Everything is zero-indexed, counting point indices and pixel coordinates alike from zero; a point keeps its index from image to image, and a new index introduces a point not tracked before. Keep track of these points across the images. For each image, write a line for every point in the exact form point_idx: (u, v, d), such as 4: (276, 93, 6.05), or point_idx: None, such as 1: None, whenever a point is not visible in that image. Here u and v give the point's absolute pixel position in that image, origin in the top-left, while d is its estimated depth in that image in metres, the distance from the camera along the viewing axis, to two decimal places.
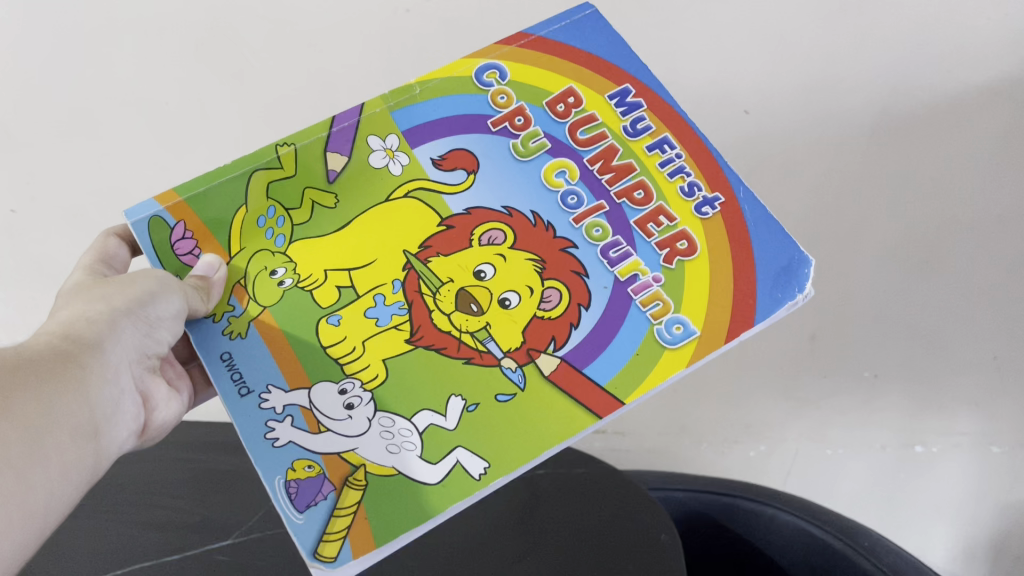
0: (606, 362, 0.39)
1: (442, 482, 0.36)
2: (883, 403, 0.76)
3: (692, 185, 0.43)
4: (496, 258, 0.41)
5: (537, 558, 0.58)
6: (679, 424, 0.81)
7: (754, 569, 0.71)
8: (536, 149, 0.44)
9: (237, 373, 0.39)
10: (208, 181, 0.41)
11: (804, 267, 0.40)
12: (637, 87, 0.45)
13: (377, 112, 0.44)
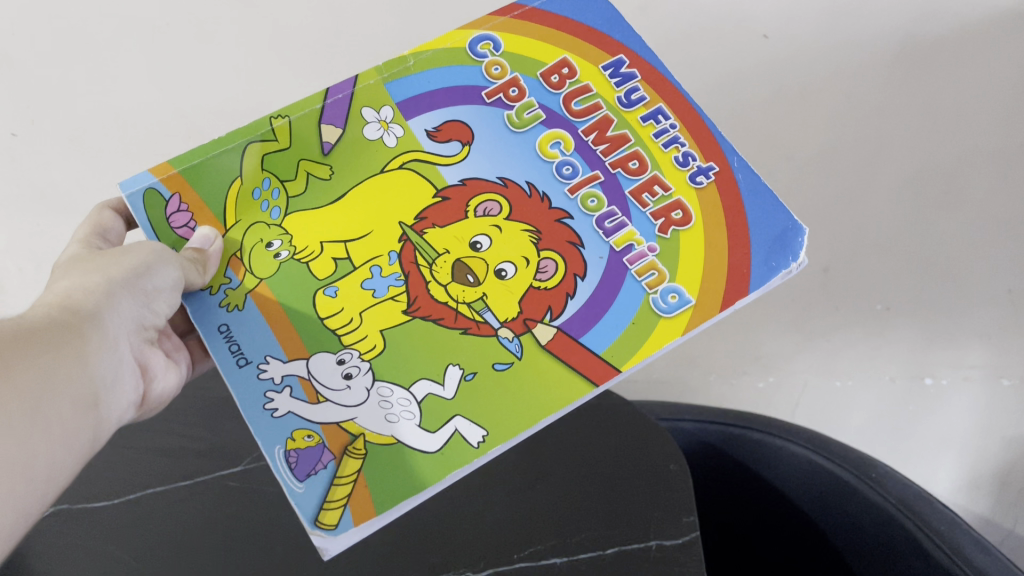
0: (601, 332, 0.40)
1: (441, 451, 0.36)
2: (894, 335, 0.76)
3: (687, 155, 0.44)
4: (492, 229, 0.42)
5: (548, 485, 0.61)
6: (687, 355, 0.81)
7: (757, 497, 0.72)
8: (530, 120, 0.44)
9: (235, 344, 0.39)
10: (203, 154, 0.41)
11: (797, 235, 0.41)
12: (632, 58, 0.46)
13: (371, 83, 0.44)
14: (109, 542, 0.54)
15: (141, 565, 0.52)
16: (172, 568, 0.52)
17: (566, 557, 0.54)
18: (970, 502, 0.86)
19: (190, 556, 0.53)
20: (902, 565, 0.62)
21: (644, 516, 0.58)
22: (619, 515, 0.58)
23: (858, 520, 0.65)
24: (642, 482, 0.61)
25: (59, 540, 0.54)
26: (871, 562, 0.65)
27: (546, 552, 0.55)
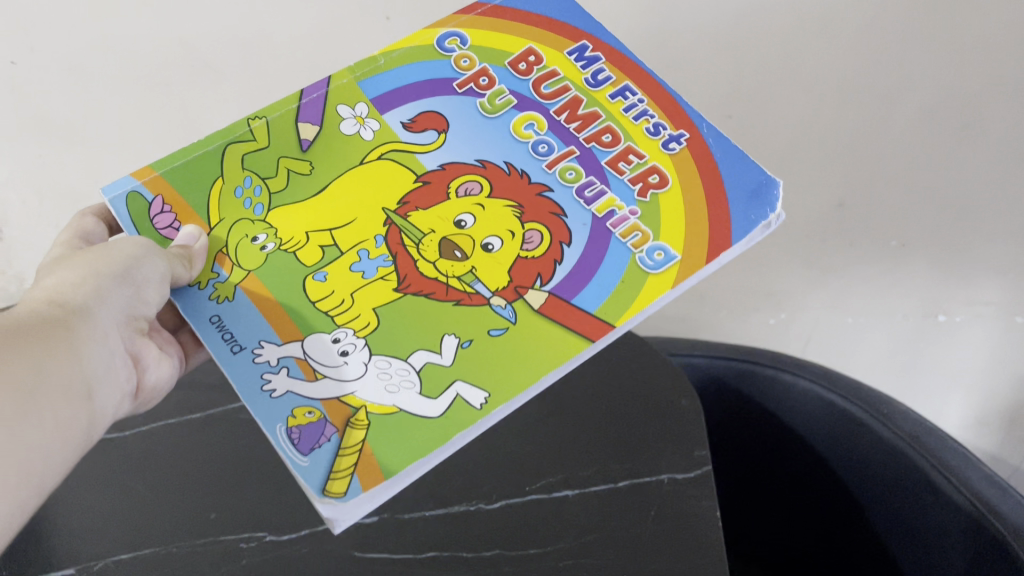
0: (593, 291, 0.40)
1: (444, 415, 0.36)
2: (909, 271, 0.75)
3: (657, 125, 0.46)
4: (475, 207, 0.43)
5: (558, 418, 0.64)
6: (698, 292, 0.81)
7: (766, 431, 0.74)
8: (502, 105, 0.46)
9: (228, 332, 0.39)
10: (183, 158, 0.44)
11: (772, 187, 0.42)
12: (594, 42, 0.49)
13: (344, 82, 0.47)
14: (125, 473, 0.57)
15: (158, 496, 0.55)
16: (188, 499, 0.55)
17: (579, 490, 0.57)
18: (976, 437, 0.86)
19: (206, 491, 0.55)
20: (914, 504, 0.62)
21: (655, 451, 0.61)
22: (632, 450, 0.61)
23: (871, 459, 0.65)
24: (653, 414, 0.64)
25: (81, 470, 0.57)
26: (885, 504, 0.65)
27: (560, 484, 0.58)
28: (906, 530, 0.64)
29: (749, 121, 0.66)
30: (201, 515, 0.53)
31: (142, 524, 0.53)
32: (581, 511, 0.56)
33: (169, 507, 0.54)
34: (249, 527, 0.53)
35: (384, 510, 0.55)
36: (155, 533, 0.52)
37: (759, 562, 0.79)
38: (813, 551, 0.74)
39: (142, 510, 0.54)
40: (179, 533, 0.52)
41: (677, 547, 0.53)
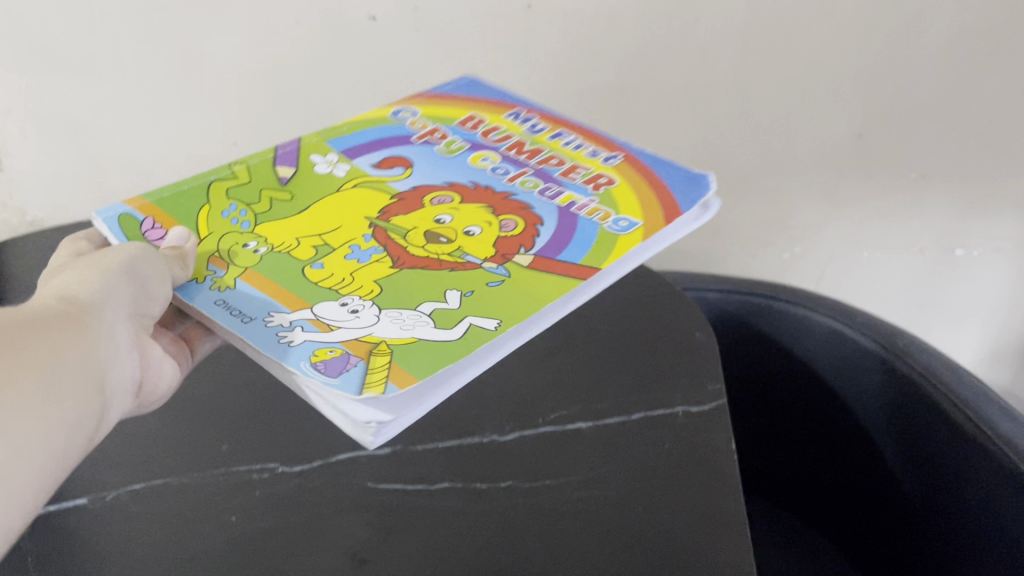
0: (574, 249, 0.46)
1: (462, 336, 0.38)
2: (929, 201, 0.82)
3: (595, 150, 0.56)
4: (450, 210, 0.49)
5: (570, 351, 0.62)
6: (711, 226, 0.84)
7: (777, 368, 0.73)
8: (457, 149, 0.56)
9: (235, 309, 0.40)
10: (173, 188, 0.49)
11: (704, 178, 0.52)
12: (528, 108, 0.61)
13: (314, 142, 0.55)
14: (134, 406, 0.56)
15: (169, 429, 0.54)
16: (197, 430, 0.54)
17: (593, 422, 0.55)
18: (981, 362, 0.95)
19: (216, 424, 0.54)
20: (918, 428, 0.63)
21: (670, 384, 0.59)
22: (647, 381, 0.59)
23: (878, 386, 0.66)
24: (669, 347, 0.62)
25: None
26: (887, 429, 0.66)
27: (574, 417, 0.56)
28: (908, 453, 0.64)
29: (769, 43, 0.71)
30: (213, 448, 0.52)
31: (153, 457, 0.52)
32: (592, 442, 0.54)
33: (180, 439, 0.53)
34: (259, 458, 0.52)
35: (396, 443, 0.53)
36: (167, 464, 0.51)
37: (772, 497, 0.80)
38: (820, 482, 0.75)
39: (152, 443, 0.53)
40: (191, 464, 0.51)
41: (697, 485, 0.50)
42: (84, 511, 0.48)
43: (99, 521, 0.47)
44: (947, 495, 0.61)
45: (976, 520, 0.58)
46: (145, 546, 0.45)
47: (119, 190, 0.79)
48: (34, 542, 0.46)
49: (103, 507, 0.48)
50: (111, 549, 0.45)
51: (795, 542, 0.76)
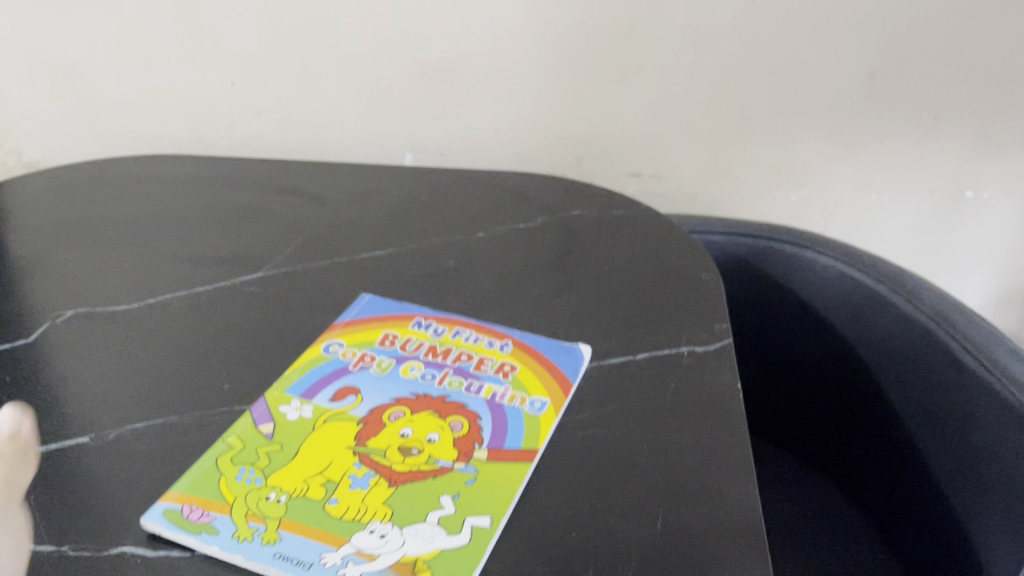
0: (511, 437, 0.49)
1: (470, 538, 0.42)
2: (940, 142, 0.83)
3: (487, 341, 0.59)
4: (406, 425, 0.50)
5: (574, 291, 0.64)
6: (719, 168, 0.88)
7: (789, 314, 0.77)
8: (388, 365, 0.56)
9: (291, 555, 0.40)
10: (184, 478, 0.45)
11: (579, 347, 0.57)
12: (426, 316, 0.62)
13: (275, 393, 0.53)
14: (133, 345, 0.58)
15: (171, 368, 0.55)
16: (199, 373, 0.55)
17: (596, 362, 0.56)
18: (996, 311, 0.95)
19: (217, 364, 0.56)
20: (926, 371, 0.63)
21: (674, 325, 0.60)
22: (652, 323, 0.60)
23: (889, 332, 0.67)
24: (674, 284, 0.65)
25: (83, 341, 0.58)
26: (896, 374, 0.67)
27: (578, 344, 0.58)
28: (915, 395, 0.65)
29: None
30: (214, 385, 0.54)
31: (155, 394, 0.53)
32: (597, 380, 0.54)
33: (182, 377, 0.54)
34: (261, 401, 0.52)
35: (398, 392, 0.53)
36: (170, 402, 0.52)
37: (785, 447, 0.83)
38: (833, 432, 0.76)
39: (154, 381, 0.54)
40: (196, 402, 0.52)
41: (701, 418, 0.50)
42: (89, 448, 0.48)
43: (98, 458, 0.47)
44: (950, 432, 0.61)
45: (978, 456, 0.58)
46: (151, 483, 0.45)
47: (183, 125, 0.91)
48: (42, 478, 0.46)
49: (108, 443, 0.48)
50: (118, 486, 0.45)
51: (807, 489, 0.77)
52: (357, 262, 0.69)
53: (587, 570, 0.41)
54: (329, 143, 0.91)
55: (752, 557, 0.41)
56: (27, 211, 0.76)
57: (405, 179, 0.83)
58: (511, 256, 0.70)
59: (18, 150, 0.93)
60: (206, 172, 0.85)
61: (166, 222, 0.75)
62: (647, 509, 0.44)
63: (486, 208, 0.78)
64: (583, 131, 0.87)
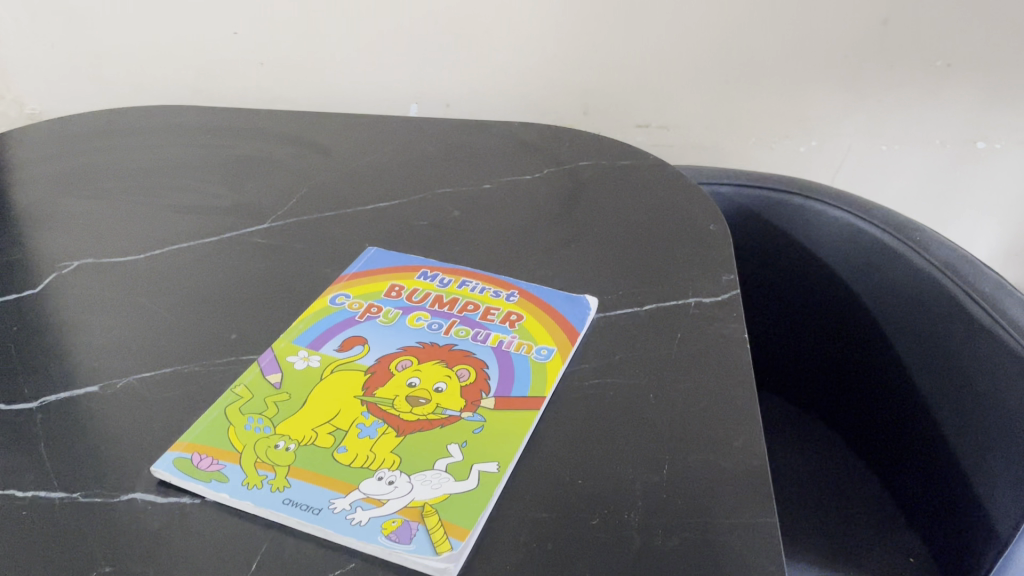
0: (518, 385, 0.49)
1: (478, 484, 0.42)
2: (952, 89, 0.83)
3: (494, 291, 0.59)
4: (413, 375, 0.50)
5: (583, 241, 0.64)
6: (727, 117, 0.88)
7: (799, 264, 0.79)
8: (394, 315, 0.56)
9: (301, 502, 0.41)
10: (193, 428, 0.45)
11: (584, 298, 0.57)
12: (432, 267, 0.61)
13: (282, 344, 0.53)
14: (139, 295, 0.57)
15: (177, 318, 0.55)
16: (208, 322, 0.55)
17: (603, 314, 0.56)
18: (1000, 258, 0.97)
19: (223, 315, 0.56)
20: (933, 321, 0.64)
21: (683, 274, 0.60)
22: (661, 271, 0.60)
23: (897, 284, 0.68)
24: (683, 232, 0.65)
25: (88, 291, 0.58)
26: (902, 325, 0.67)
27: (588, 291, 0.58)
28: (922, 346, 0.65)
29: None
30: (220, 336, 0.54)
31: (164, 342, 0.53)
32: (603, 332, 0.54)
33: (188, 327, 0.54)
34: (268, 352, 0.52)
35: (406, 340, 0.53)
36: (177, 353, 0.52)
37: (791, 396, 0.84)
38: (843, 383, 0.77)
39: (160, 332, 0.54)
40: (202, 353, 0.52)
41: (707, 369, 0.50)
42: (95, 397, 0.48)
43: (105, 406, 0.47)
44: (955, 382, 0.61)
45: (982, 404, 0.58)
46: (158, 433, 0.45)
47: (185, 75, 0.90)
48: (48, 426, 0.46)
49: (114, 393, 0.48)
50: (124, 434, 0.45)
51: (813, 438, 0.78)
52: (362, 213, 0.68)
53: (593, 516, 0.41)
54: (334, 94, 0.91)
55: (757, 503, 0.41)
56: (29, 162, 0.76)
57: (411, 129, 0.83)
58: (518, 206, 0.70)
59: (20, 102, 0.93)
60: (210, 122, 0.84)
61: (170, 172, 0.75)
62: (652, 458, 0.44)
63: (492, 159, 0.77)
64: (590, 81, 0.87)
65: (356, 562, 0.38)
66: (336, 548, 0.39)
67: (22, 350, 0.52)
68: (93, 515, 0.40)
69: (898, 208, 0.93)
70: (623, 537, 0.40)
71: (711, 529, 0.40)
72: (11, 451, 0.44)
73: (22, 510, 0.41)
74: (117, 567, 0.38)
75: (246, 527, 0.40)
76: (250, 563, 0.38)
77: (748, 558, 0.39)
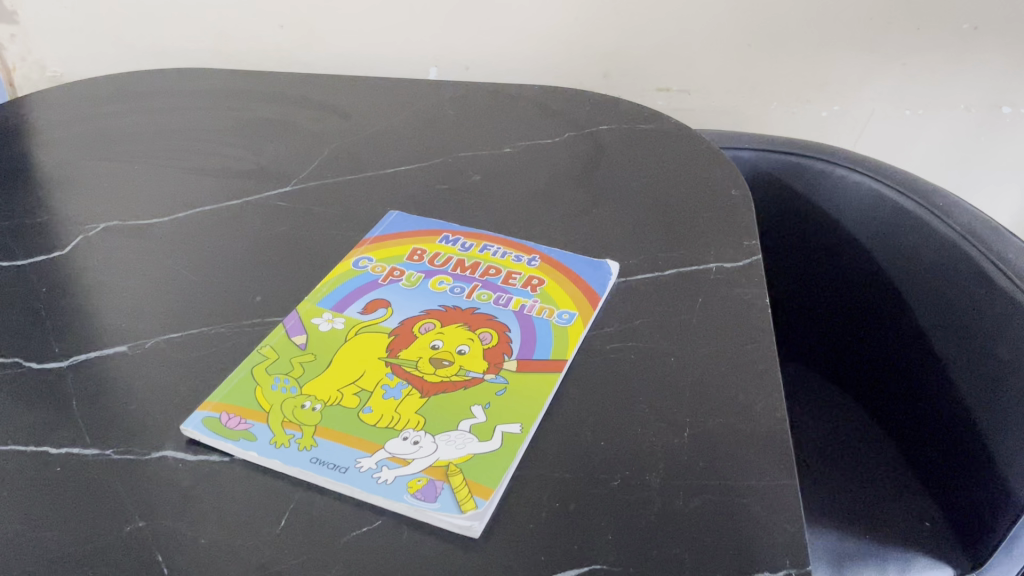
0: (541, 348, 0.50)
1: (501, 445, 0.42)
2: (978, 53, 0.82)
3: (515, 256, 0.59)
4: (436, 338, 0.51)
5: (604, 205, 0.65)
6: (750, 81, 0.87)
7: (821, 229, 0.79)
8: (417, 279, 0.56)
9: (328, 461, 0.41)
10: (222, 388, 0.46)
11: (605, 263, 0.57)
12: (453, 231, 0.62)
13: (307, 306, 0.53)
14: (165, 257, 0.58)
15: (202, 281, 0.56)
16: (233, 284, 0.56)
17: (624, 279, 0.56)
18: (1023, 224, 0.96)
19: (248, 277, 0.56)
20: (955, 287, 0.64)
21: (706, 239, 0.60)
22: (683, 236, 0.60)
23: (919, 249, 0.68)
24: (705, 198, 0.65)
25: (115, 253, 0.58)
26: (924, 291, 0.67)
27: (610, 255, 0.58)
28: (943, 312, 0.65)
29: None
30: (245, 298, 0.54)
31: (190, 304, 0.53)
32: (625, 296, 0.54)
33: (214, 289, 0.55)
34: (293, 314, 0.52)
35: (429, 304, 0.54)
36: (203, 315, 0.53)
37: (809, 362, 0.85)
38: (862, 348, 0.77)
39: (186, 293, 0.54)
40: (228, 315, 0.53)
41: (729, 334, 0.51)
42: (123, 357, 0.49)
43: (134, 366, 0.48)
44: (975, 348, 0.61)
45: (1001, 369, 0.59)
46: (187, 393, 0.46)
47: (205, 38, 0.90)
48: (79, 385, 0.47)
49: (142, 353, 0.49)
50: (153, 394, 0.46)
51: (830, 403, 0.79)
52: (384, 176, 0.69)
53: (615, 478, 0.41)
54: (354, 57, 0.90)
55: (777, 466, 0.42)
56: (52, 125, 0.76)
57: (431, 92, 0.83)
58: (538, 170, 0.70)
59: (41, 64, 0.93)
60: (231, 85, 0.84)
61: (192, 135, 0.75)
62: (674, 421, 0.45)
63: (512, 123, 0.77)
64: (611, 44, 0.86)
65: (382, 519, 0.39)
66: (363, 506, 0.40)
67: (51, 310, 0.52)
68: (126, 471, 0.41)
69: (921, 174, 0.92)
70: (645, 498, 0.40)
71: (731, 491, 0.41)
72: (43, 408, 0.45)
73: (56, 465, 0.42)
74: (150, 522, 0.39)
75: (275, 484, 0.41)
76: (279, 519, 0.39)
77: (767, 520, 0.39)
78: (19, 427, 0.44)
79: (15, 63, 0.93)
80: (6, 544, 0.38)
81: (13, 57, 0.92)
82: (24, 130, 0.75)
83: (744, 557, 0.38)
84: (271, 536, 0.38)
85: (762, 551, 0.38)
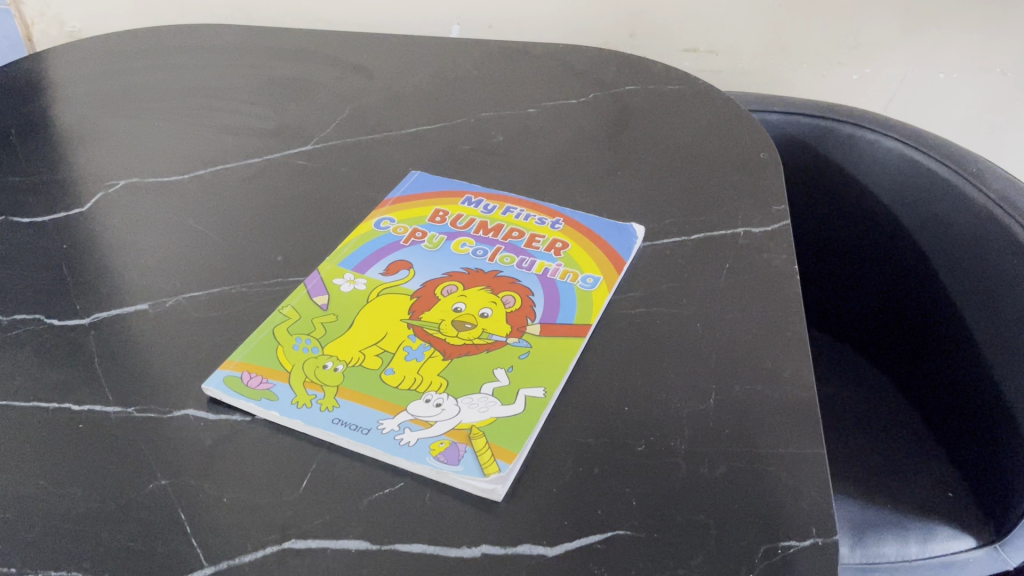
0: (564, 312, 0.49)
1: (525, 409, 0.42)
2: (1017, 14, 0.79)
3: (539, 219, 0.58)
4: (459, 300, 0.50)
5: (630, 167, 0.64)
6: (780, 42, 0.85)
7: (849, 194, 0.77)
8: (439, 241, 0.55)
9: (350, 421, 0.41)
10: (245, 348, 0.46)
11: (630, 228, 0.56)
12: (476, 194, 0.61)
13: (329, 267, 0.53)
14: (186, 215, 0.58)
15: (223, 239, 0.55)
16: (255, 242, 0.55)
17: (650, 243, 0.55)
18: None
19: (269, 236, 0.56)
20: (987, 254, 0.62)
21: (732, 203, 0.59)
22: (710, 199, 0.59)
23: (950, 216, 0.66)
24: (733, 161, 0.64)
25: (136, 210, 0.58)
26: (954, 258, 0.66)
27: (636, 218, 0.58)
28: (974, 280, 0.64)
29: None
30: (266, 257, 0.54)
31: (212, 263, 0.53)
32: (650, 260, 0.53)
33: (235, 248, 0.54)
34: (315, 274, 0.52)
35: (451, 267, 0.53)
36: (225, 274, 0.52)
37: (834, 331, 0.83)
38: (889, 317, 0.77)
39: (206, 252, 0.54)
40: (249, 274, 0.52)
41: (757, 300, 0.50)
42: (145, 315, 0.48)
43: (156, 324, 0.48)
44: (1005, 316, 0.60)
45: None
46: (209, 352, 0.46)
47: None
48: (101, 343, 0.46)
49: (164, 312, 0.49)
50: (175, 353, 0.46)
51: (854, 372, 0.78)
52: (406, 136, 0.68)
53: (640, 443, 0.41)
54: (375, 13, 0.89)
55: (804, 434, 0.41)
56: (72, 81, 0.75)
57: (453, 50, 0.81)
58: (563, 130, 0.69)
59: (59, 19, 0.92)
60: (250, 42, 0.83)
61: (212, 93, 0.74)
62: (700, 387, 0.44)
63: (536, 82, 0.76)
64: (637, 3, 0.84)
65: (405, 481, 0.39)
66: (385, 468, 0.40)
67: (72, 268, 0.52)
68: (149, 430, 0.41)
69: (951, 138, 0.90)
70: (670, 464, 0.40)
71: (758, 458, 0.40)
72: (65, 366, 0.45)
73: (80, 423, 0.41)
74: (174, 481, 0.39)
75: (297, 444, 0.41)
76: (301, 480, 0.39)
77: (794, 488, 0.39)
78: (42, 384, 0.44)
79: (33, 18, 0.92)
80: (32, 500, 0.38)
81: (32, 12, 0.91)
82: (43, 86, 0.74)
83: (770, 526, 0.37)
84: (293, 496, 0.38)
85: (790, 518, 0.37)
